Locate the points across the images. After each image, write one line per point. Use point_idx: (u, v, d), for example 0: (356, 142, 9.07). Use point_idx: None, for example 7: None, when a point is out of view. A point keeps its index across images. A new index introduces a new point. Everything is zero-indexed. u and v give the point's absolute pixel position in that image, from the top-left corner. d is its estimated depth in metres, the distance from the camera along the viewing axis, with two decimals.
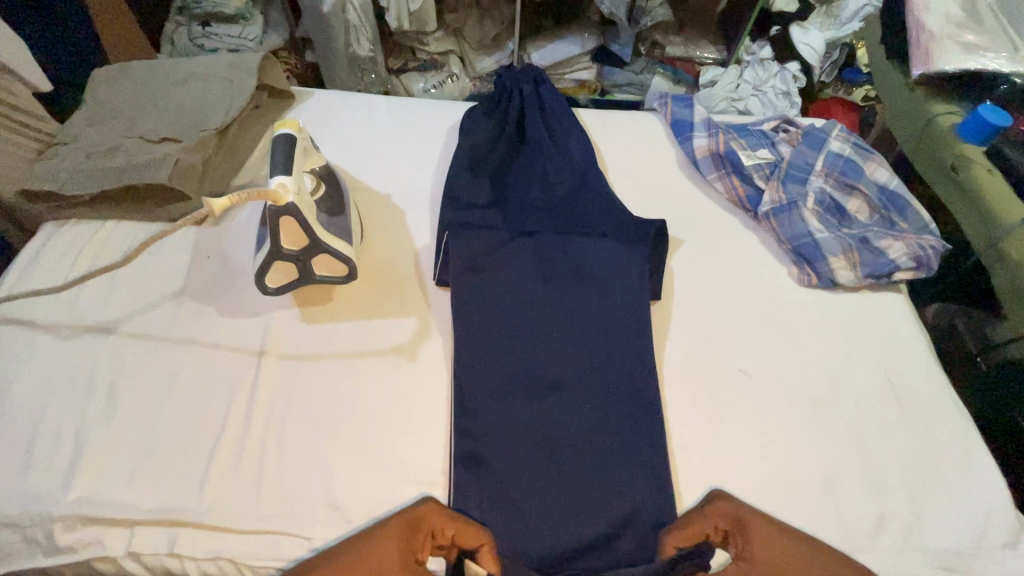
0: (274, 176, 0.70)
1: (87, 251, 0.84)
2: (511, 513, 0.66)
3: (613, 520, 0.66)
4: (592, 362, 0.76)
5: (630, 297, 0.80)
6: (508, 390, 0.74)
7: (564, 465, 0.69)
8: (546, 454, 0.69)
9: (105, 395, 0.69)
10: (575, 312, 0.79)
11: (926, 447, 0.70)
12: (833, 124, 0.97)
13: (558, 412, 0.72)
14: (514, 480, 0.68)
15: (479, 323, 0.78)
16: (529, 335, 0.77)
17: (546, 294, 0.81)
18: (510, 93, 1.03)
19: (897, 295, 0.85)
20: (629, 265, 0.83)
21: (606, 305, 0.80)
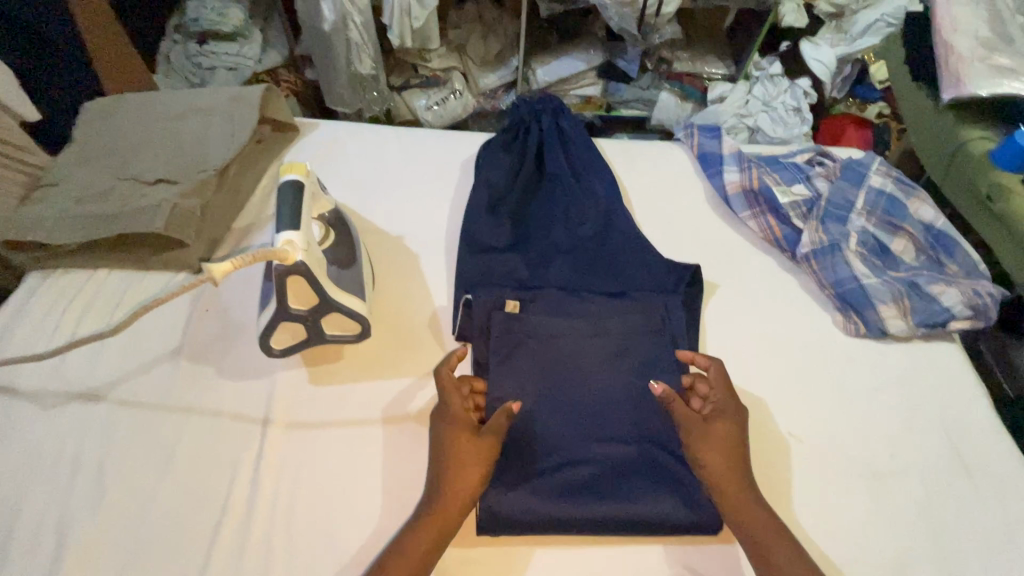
0: (280, 231, 0.64)
1: (76, 305, 0.77)
2: (540, 469, 0.66)
3: (644, 487, 0.65)
4: (633, 409, 0.70)
5: (668, 352, 0.74)
6: (550, 396, 0.70)
7: (591, 425, 0.68)
8: (585, 427, 0.68)
9: (94, 475, 0.63)
10: (612, 363, 0.73)
11: (997, 522, 0.65)
12: (872, 157, 0.91)
13: (589, 381, 0.71)
14: (541, 440, 0.67)
15: (519, 365, 0.72)
16: (569, 375, 0.71)
17: (575, 301, 0.78)
18: (527, 124, 0.97)
19: (951, 345, 0.79)
20: (663, 317, 0.76)
21: (637, 319, 0.76)
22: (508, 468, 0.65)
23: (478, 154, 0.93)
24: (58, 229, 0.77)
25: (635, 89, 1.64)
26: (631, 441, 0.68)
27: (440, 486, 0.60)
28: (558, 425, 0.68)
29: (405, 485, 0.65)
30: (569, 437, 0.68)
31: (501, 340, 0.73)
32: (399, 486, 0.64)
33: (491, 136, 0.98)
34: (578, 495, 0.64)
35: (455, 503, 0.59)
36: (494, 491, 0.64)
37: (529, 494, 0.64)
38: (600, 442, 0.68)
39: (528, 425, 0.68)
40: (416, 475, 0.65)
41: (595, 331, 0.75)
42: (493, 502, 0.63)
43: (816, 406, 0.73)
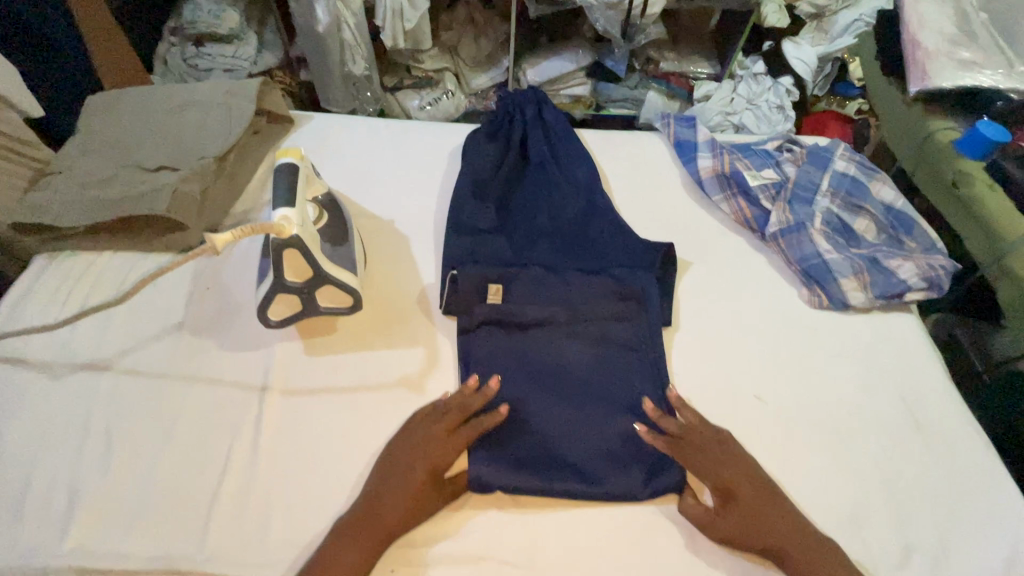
0: (277, 208, 0.68)
1: (83, 284, 0.81)
2: (511, 441, 0.69)
3: (613, 457, 0.69)
4: (607, 385, 0.74)
5: (640, 325, 0.79)
6: (533, 377, 0.74)
7: (565, 400, 0.72)
8: (557, 403, 0.72)
9: (101, 438, 0.67)
10: (588, 335, 0.78)
11: (948, 473, 0.69)
12: (836, 144, 0.97)
13: (564, 356, 0.76)
14: (516, 414, 0.71)
15: (500, 345, 0.76)
16: (547, 349, 0.76)
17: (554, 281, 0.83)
18: (511, 115, 1.02)
19: (908, 316, 0.84)
20: (635, 292, 0.80)
21: (610, 297, 0.80)
22: (494, 444, 0.68)
23: (466, 142, 0.98)
24: (66, 211, 0.81)
25: (623, 89, 1.70)
26: (601, 413, 0.72)
27: (380, 499, 0.63)
28: (531, 400, 0.72)
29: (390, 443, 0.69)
30: (543, 411, 0.71)
31: (485, 313, 0.77)
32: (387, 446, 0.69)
33: (477, 126, 1.03)
34: (551, 465, 0.68)
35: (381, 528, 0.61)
36: (479, 463, 0.67)
37: (508, 467, 0.67)
38: (576, 421, 0.71)
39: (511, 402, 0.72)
40: None
41: (573, 303, 0.79)
42: (479, 473, 0.66)
43: (783, 372, 0.77)
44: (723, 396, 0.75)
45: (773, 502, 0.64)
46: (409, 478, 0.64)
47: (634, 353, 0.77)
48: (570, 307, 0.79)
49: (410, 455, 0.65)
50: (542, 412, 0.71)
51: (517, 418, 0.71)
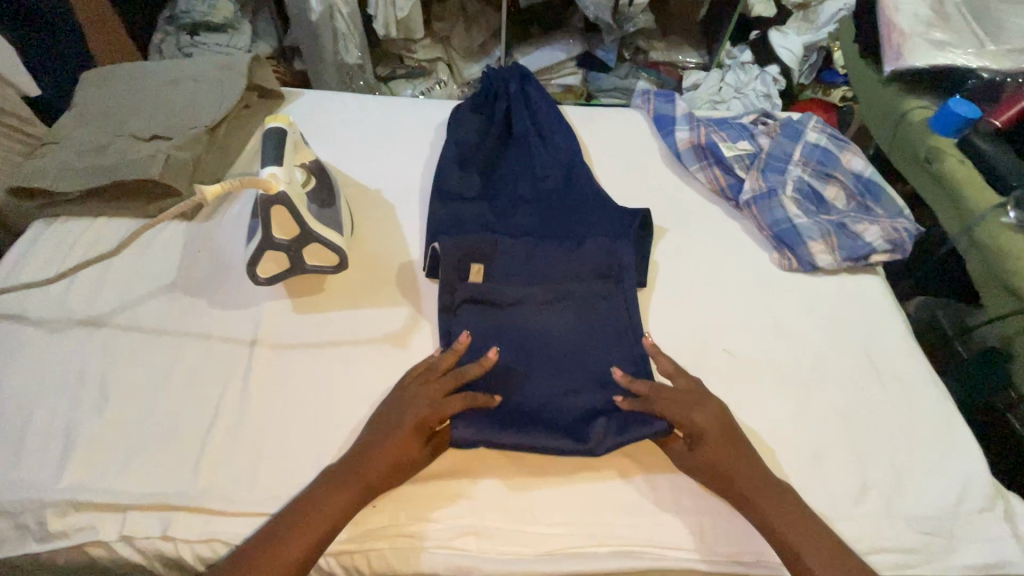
0: (265, 167, 0.71)
1: (78, 247, 0.84)
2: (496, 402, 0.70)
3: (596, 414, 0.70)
4: (586, 359, 0.75)
5: (619, 302, 0.80)
6: (514, 352, 0.75)
7: (547, 364, 0.74)
8: (539, 367, 0.74)
9: (96, 387, 0.70)
10: (568, 308, 0.78)
11: (906, 418, 0.72)
12: (809, 117, 1.01)
13: (545, 323, 0.77)
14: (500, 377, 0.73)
15: (482, 323, 0.77)
16: (529, 325, 0.77)
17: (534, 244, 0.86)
18: (496, 91, 1.05)
19: (874, 278, 0.87)
20: (616, 270, 0.82)
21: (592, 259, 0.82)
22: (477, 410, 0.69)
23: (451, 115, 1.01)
24: (62, 177, 0.84)
25: (613, 78, 1.74)
26: (582, 375, 0.74)
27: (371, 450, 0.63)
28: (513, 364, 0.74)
29: (375, 391, 0.72)
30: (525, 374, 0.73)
31: (466, 292, 0.78)
32: (371, 395, 0.72)
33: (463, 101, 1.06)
34: (536, 423, 0.70)
35: (362, 479, 0.61)
36: (464, 426, 0.67)
37: (487, 426, 0.68)
38: (559, 384, 0.73)
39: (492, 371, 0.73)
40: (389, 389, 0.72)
41: (551, 268, 0.82)
42: (466, 435, 0.67)
43: (752, 328, 0.81)
44: (695, 351, 0.78)
45: (742, 449, 0.65)
46: (399, 430, 0.64)
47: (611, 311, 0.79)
48: (550, 283, 0.81)
49: (394, 412, 0.66)
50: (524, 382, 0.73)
51: (499, 390, 0.72)
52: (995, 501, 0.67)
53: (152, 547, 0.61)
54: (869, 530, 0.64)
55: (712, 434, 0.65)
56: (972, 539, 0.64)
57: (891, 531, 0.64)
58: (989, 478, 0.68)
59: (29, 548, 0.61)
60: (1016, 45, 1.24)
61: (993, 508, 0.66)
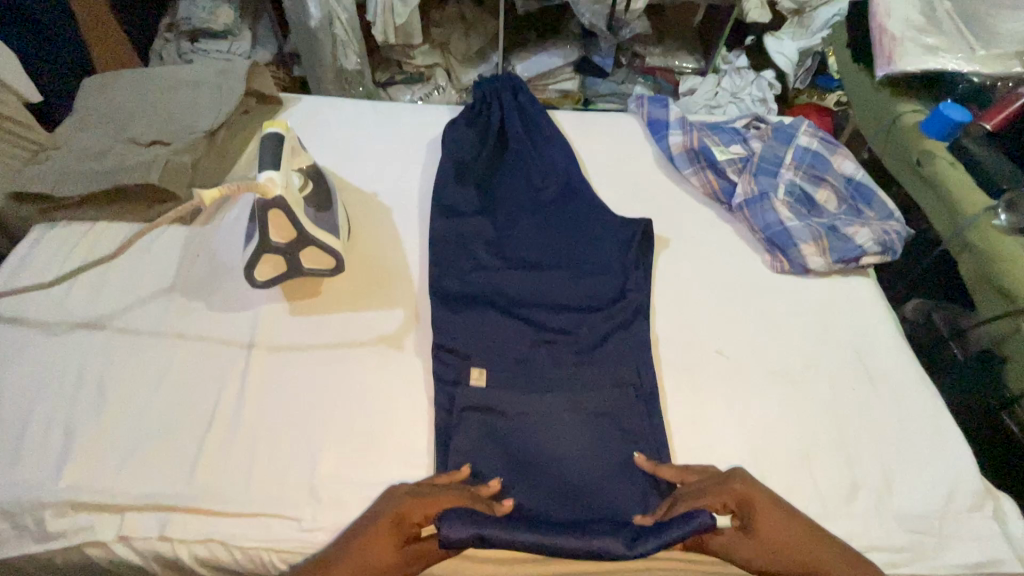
0: (263, 171, 0.72)
1: (77, 251, 0.85)
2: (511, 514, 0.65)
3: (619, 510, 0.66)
4: (597, 456, 0.69)
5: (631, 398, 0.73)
6: (515, 460, 0.69)
7: (549, 463, 0.68)
8: (542, 467, 0.68)
9: (94, 388, 0.70)
10: (554, 392, 0.73)
11: (896, 418, 0.73)
12: (800, 121, 1.02)
13: (535, 414, 0.71)
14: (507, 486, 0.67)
15: (483, 430, 0.71)
16: (530, 427, 0.71)
17: (529, 246, 0.88)
18: (490, 102, 1.05)
19: (864, 279, 0.88)
20: (627, 365, 0.77)
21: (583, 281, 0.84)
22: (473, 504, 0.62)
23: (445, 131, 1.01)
24: (63, 182, 0.85)
25: (610, 83, 1.75)
26: (590, 467, 0.68)
27: (344, 553, 0.58)
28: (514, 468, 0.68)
29: (369, 393, 0.73)
30: (526, 476, 0.68)
31: (461, 352, 0.76)
32: (366, 397, 0.72)
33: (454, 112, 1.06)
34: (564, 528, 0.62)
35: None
36: (452, 523, 0.59)
37: (495, 527, 0.60)
38: (568, 481, 0.67)
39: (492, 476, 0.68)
40: (386, 389, 0.73)
41: (548, 298, 0.82)
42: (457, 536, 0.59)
43: (744, 330, 0.81)
44: (688, 352, 0.79)
45: (774, 505, 0.61)
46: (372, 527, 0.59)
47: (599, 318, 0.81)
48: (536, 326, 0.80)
49: (373, 512, 0.61)
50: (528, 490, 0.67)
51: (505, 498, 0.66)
52: (984, 500, 0.67)
53: (149, 547, 0.62)
54: (859, 529, 0.64)
55: (766, 517, 0.60)
56: (961, 537, 0.65)
57: (880, 530, 0.64)
58: (978, 477, 0.69)
59: (27, 548, 0.62)
60: (1005, 49, 1.25)
61: (983, 507, 0.67)
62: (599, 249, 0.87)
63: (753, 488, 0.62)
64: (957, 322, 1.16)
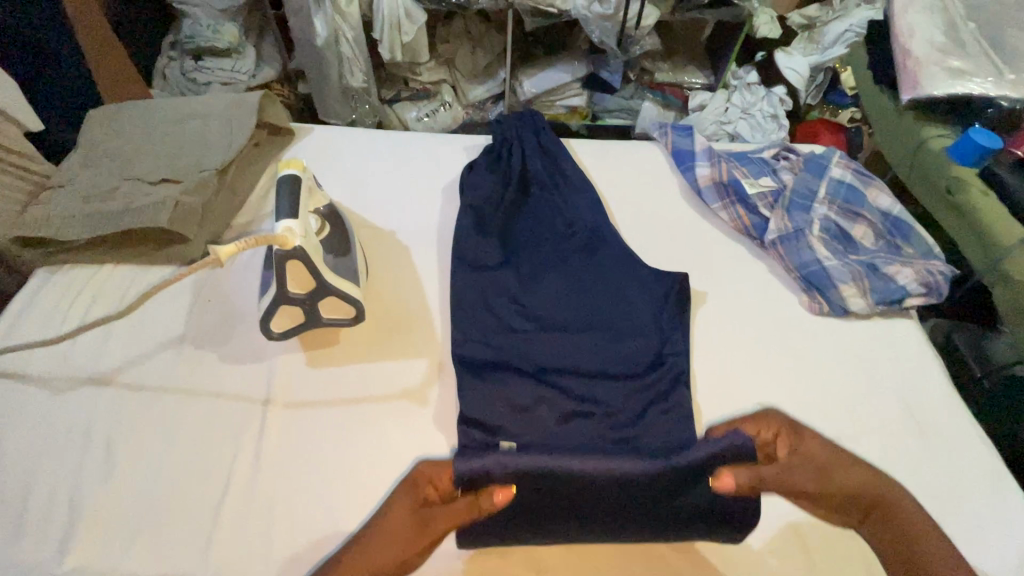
0: (280, 220, 0.68)
1: (83, 297, 0.81)
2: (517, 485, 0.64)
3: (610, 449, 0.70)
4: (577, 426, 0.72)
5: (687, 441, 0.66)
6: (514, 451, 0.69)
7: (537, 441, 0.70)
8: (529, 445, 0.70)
9: (101, 453, 0.66)
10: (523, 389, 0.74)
11: (950, 477, 0.70)
12: (832, 151, 0.98)
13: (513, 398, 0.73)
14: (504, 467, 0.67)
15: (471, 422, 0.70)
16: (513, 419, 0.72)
17: (557, 292, 0.84)
18: (510, 142, 1.00)
19: (907, 320, 0.85)
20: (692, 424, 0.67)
21: (618, 345, 0.78)
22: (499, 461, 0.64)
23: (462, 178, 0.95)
24: (67, 225, 0.81)
25: (618, 99, 1.70)
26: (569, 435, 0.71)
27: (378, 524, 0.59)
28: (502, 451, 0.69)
29: (394, 454, 0.68)
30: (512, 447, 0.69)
31: (488, 409, 0.72)
32: (390, 459, 0.68)
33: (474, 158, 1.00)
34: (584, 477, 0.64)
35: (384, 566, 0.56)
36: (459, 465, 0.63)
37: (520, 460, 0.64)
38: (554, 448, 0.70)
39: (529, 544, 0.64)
40: (411, 447, 0.69)
41: (580, 356, 0.77)
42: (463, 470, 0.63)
43: (784, 378, 0.78)
44: (728, 404, 0.75)
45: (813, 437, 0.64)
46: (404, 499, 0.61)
47: (633, 382, 0.76)
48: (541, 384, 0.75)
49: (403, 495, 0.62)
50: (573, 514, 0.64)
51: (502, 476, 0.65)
52: None
53: None
54: None
55: (803, 444, 0.64)
56: None
57: None
58: None
59: None
60: None
61: None
62: (629, 299, 0.83)
63: (781, 421, 0.67)
64: (981, 347, 1.10)
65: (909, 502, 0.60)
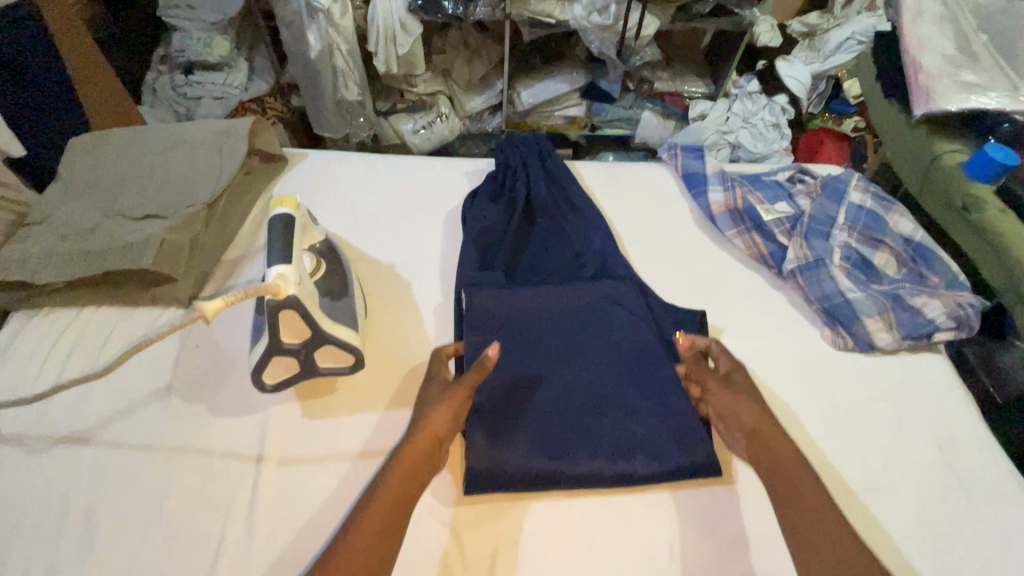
0: (272, 266, 0.63)
1: (61, 344, 0.76)
2: (524, 329, 0.75)
3: (602, 302, 0.79)
4: (569, 312, 0.77)
5: (653, 341, 0.75)
6: (519, 333, 0.75)
7: (541, 323, 0.76)
8: (534, 326, 0.76)
9: (81, 522, 0.61)
10: (523, 309, 0.77)
11: (996, 530, 0.66)
12: (850, 174, 0.94)
13: (514, 319, 0.76)
14: (511, 339, 0.74)
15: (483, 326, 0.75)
16: (512, 329, 0.75)
17: (573, 320, 0.77)
18: (514, 174, 0.95)
19: (934, 354, 0.81)
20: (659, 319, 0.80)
21: (641, 379, 0.72)
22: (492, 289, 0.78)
23: (466, 206, 0.91)
24: (45, 266, 0.76)
25: (617, 109, 1.65)
26: (570, 325, 0.76)
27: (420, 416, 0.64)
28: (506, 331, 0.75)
29: None
30: (515, 331, 0.75)
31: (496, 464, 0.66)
32: None
33: (478, 187, 0.95)
34: (560, 289, 0.80)
35: (429, 437, 0.62)
36: (478, 295, 0.77)
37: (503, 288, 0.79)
38: (558, 331, 0.75)
39: (505, 462, 0.65)
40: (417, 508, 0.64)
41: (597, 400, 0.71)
42: (479, 297, 0.77)
43: (812, 421, 0.73)
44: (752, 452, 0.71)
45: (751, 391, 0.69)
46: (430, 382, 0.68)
47: (658, 426, 0.69)
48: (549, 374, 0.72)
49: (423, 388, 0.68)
50: (531, 393, 0.70)
51: (504, 330, 0.75)
52: None
53: None
54: None
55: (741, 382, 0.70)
56: None
57: None
58: None
59: None
60: None
61: None
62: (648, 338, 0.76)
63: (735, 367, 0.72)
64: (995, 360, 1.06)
65: (783, 437, 0.64)
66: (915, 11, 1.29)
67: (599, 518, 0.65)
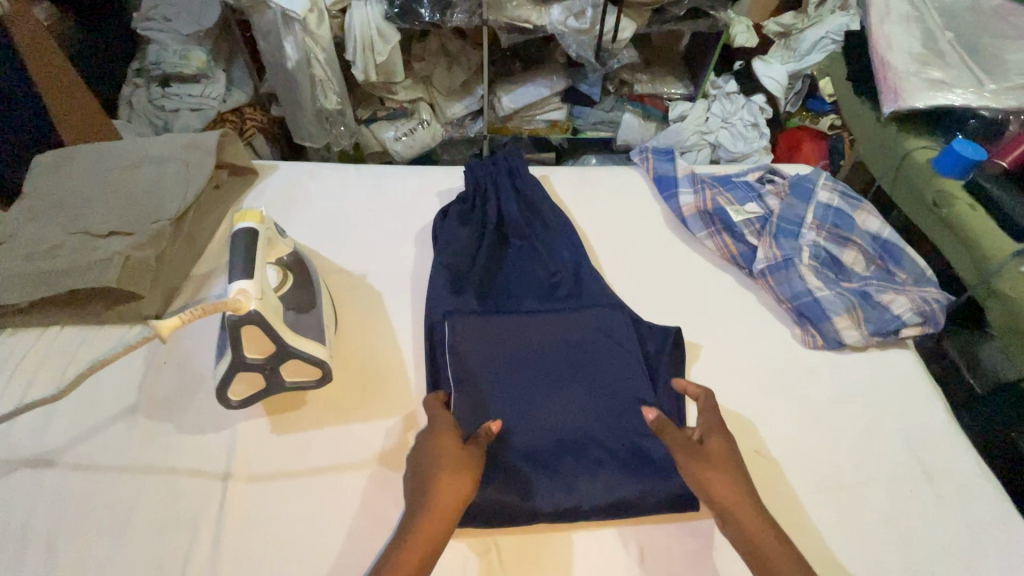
0: (234, 280, 0.63)
1: (25, 365, 0.74)
2: (501, 353, 0.75)
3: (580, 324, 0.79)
4: (546, 334, 0.77)
5: (631, 363, 0.76)
6: (495, 356, 0.75)
7: (519, 348, 0.76)
8: (512, 350, 0.76)
9: (42, 547, 0.60)
10: (498, 333, 0.77)
11: (964, 525, 0.66)
12: (819, 173, 0.95)
13: (490, 343, 0.76)
14: (488, 365, 0.74)
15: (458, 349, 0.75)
16: (487, 352, 0.75)
17: (548, 338, 0.77)
18: (484, 186, 0.95)
19: (903, 350, 0.82)
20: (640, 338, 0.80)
21: (614, 396, 0.73)
22: (474, 316, 0.78)
23: (435, 226, 0.90)
24: (8, 287, 0.74)
25: (597, 112, 1.65)
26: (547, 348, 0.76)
27: (428, 481, 0.59)
28: (483, 355, 0.75)
29: (369, 529, 0.63)
30: (492, 356, 0.75)
31: None
32: (363, 532, 0.63)
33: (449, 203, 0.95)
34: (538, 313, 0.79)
35: (444, 512, 0.57)
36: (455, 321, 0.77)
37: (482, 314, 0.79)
38: (534, 353, 0.76)
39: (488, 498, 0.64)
40: (386, 523, 0.64)
41: (569, 414, 0.71)
42: (454, 322, 0.77)
43: (783, 420, 0.74)
44: None
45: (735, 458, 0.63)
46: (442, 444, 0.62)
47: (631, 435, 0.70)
48: (526, 397, 0.72)
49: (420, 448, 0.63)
50: (508, 416, 0.70)
51: (478, 353, 0.75)
52: None
53: None
54: None
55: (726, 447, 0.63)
56: None
57: None
58: None
59: None
60: (1015, 82, 1.19)
61: None
62: (623, 353, 0.77)
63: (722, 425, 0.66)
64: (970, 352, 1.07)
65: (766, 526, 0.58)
66: (883, 11, 1.31)
67: (583, 539, 0.65)
